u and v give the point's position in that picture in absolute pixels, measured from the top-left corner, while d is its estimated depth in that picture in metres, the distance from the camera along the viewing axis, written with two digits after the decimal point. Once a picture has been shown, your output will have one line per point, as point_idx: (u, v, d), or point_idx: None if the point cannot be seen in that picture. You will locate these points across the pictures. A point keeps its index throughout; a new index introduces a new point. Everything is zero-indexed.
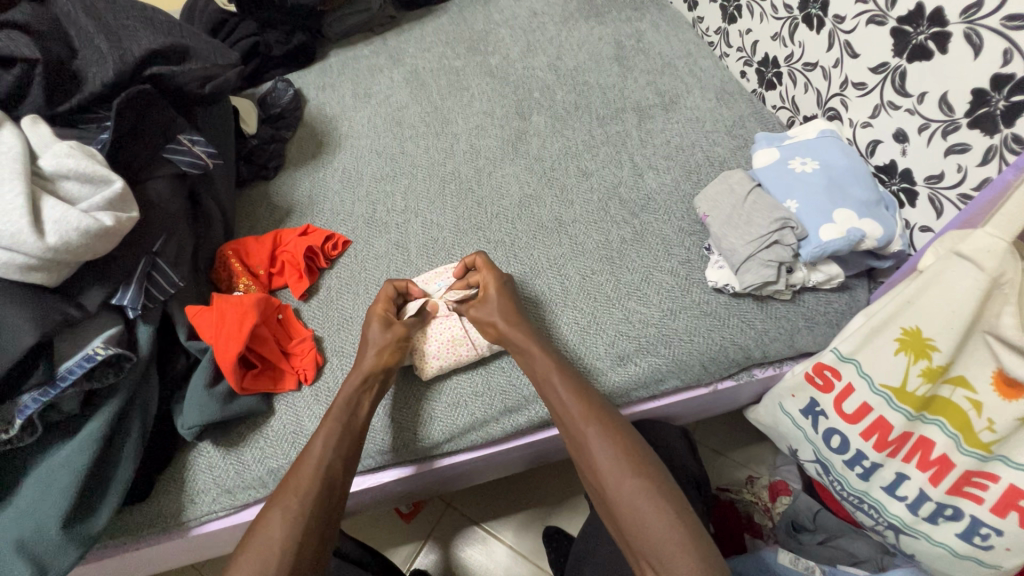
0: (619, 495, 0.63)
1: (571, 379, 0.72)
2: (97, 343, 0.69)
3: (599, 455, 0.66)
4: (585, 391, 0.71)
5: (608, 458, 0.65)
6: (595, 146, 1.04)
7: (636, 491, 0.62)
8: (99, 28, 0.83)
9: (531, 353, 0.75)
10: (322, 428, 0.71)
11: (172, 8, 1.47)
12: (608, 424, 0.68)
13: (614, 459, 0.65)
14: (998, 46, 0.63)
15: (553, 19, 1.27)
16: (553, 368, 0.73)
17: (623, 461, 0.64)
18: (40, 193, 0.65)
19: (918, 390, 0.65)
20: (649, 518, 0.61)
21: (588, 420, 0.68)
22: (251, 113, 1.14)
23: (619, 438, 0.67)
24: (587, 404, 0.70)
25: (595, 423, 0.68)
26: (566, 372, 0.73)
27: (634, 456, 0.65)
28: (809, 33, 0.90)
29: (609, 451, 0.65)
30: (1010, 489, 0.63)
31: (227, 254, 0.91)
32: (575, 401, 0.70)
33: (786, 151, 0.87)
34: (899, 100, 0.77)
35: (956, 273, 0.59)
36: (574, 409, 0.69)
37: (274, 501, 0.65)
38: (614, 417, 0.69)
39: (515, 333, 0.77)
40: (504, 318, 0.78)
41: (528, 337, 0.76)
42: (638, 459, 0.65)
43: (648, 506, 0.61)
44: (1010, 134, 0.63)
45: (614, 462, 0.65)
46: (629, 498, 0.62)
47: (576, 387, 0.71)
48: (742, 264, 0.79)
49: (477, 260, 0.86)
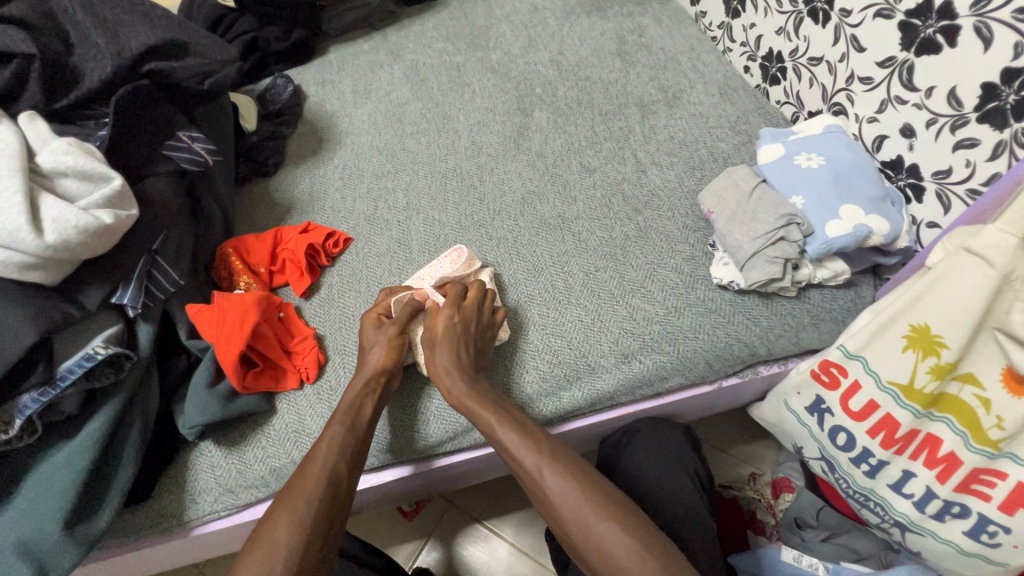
0: (587, 542, 0.61)
1: (519, 427, 0.69)
2: (97, 342, 0.68)
3: (560, 503, 0.63)
4: (539, 438, 0.69)
5: (571, 504, 0.63)
6: (598, 142, 1.03)
7: (604, 534, 0.60)
8: (96, 24, 0.82)
9: (472, 406, 0.71)
10: (327, 430, 0.70)
11: (169, 3, 1.45)
12: (565, 468, 0.65)
13: (576, 506, 0.62)
14: (1009, 39, 0.62)
15: (554, 14, 1.26)
16: (495, 420, 0.70)
17: (585, 506, 0.62)
18: (38, 190, 0.64)
19: (926, 387, 0.65)
20: (621, 559, 0.58)
21: (543, 468, 0.65)
22: (251, 109, 1.13)
23: (578, 481, 0.64)
24: (539, 452, 0.67)
25: (550, 470, 0.65)
26: (511, 422, 0.70)
27: (595, 497, 0.63)
28: (815, 27, 0.89)
29: (569, 497, 0.63)
30: (1020, 486, 0.62)
31: (227, 252, 0.91)
32: (525, 451, 0.67)
33: (791, 147, 0.86)
34: (906, 94, 0.76)
35: (966, 270, 0.58)
36: (526, 459, 0.67)
37: (281, 503, 0.64)
38: (569, 460, 0.67)
39: (453, 386, 0.74)
40: (445, 365, 0.75)
41: (467, 387, 0.73)
42: (601, 500, 0.63)
43: (619, 546, 0.59)
44: (1020, 129, 0.63)
45: (576, 509, 0.62)
46: (599, 542, 0.60)
47: (524, 437, 0.68)
48: (747, 261, 0.78)
49: (449, 286, 0.83)
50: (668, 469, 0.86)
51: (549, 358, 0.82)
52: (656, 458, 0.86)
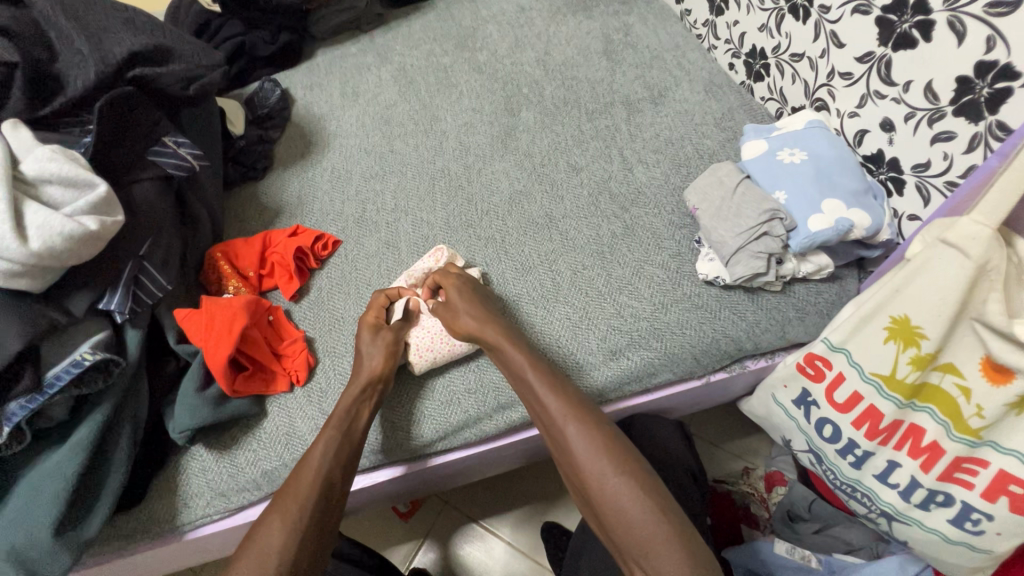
0: (601, 495, 0.62)
1: (548, 376, 0.70)
2: (84, 349, 0.69)
3: (581, 455, 0.64)
4: (564, 387, 0.69)
5: (589, 457, 0.63)
6: (584, 141, 1.04)
7: (622, 493, 0.61)
8: (79, 31, 0.82)
9: (506, 351, 0.73)
10: (322, 435, 0.70)
11: (155, 9, 1.45)
12: (589, 420, 0.66)
13: (596, 458, 0.63)
14: (982, 33, 0.63)
15: (540, 14, 1.26)
16: (527, 366, 0.71)
17: (604, 459, 0.63)
18: (21, 197, 0.64)
19: (908, 378, 0.66)
20: (633, 516, 0.59)
21: (567, 418, 0.66)
22: (239, 115, 1.15)
23: (601, 434, 0.65)
24: (566, 401, 0.68)
25: (575, 421, 0.66)
26: (542, 369, 0.71)
27: (616, 452, 0.63)
28: (796, 24, 0.90)
29: (590, 449, 0.64)
30: (1001, 474, 0.63)
31: (216, 257, 0.91)
32: (552, 400, 0.68)
33: (774, 142, 0.87)
34: (885, 89, 0.77)
35: (942, 261, 0.59)
36: (552, 407, 0.67)
37: (273, 509, 0.64)
38: (594, 414, 0.67)
39: (485, 333, 0.75)
40: (469, 318, 0.77)
41: (500, 333, 0.75)
42: (622, 456, 0.63)
43: (633, 504, 0.60)
44: (995, 122, 0.64)
45: (595, 461, 0.63)
46: (613, 497, 0.61)
47: (553, 385, 0.69)
48: (732, 256, 0.79)
49: (435, 275, 0.85)
50: (658, 464, 0.87)
51: (558, 324, 0.84)
52: (647, 454, 0.87)
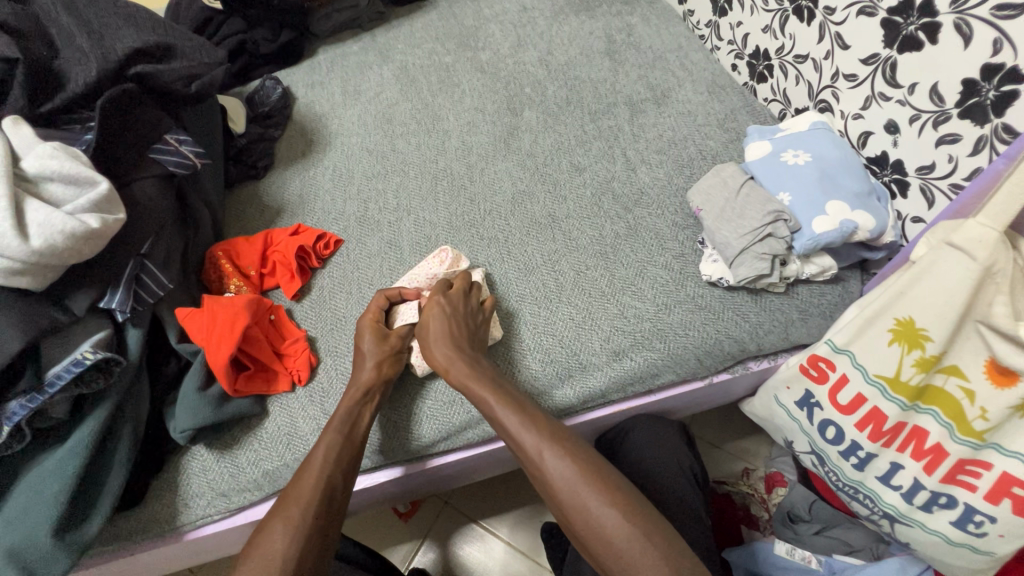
0: (584, 524, 0.61)
1: (519, 408, 0.69)
2: (85, 348, 0.68)
3: (559, 485, 0.63)
4: (535, 417, 0.69)
5: (568, 488, 0.63)
6: (588, 141, 1.03)
7: (603, 519, 0.60)
8: (80, 26, 0.82)
9: (474, 385, 0.71)
10: (322, 439, 0.70)
11: (155, 6, 1.45)
12: (565, 449, 0.65)
13: (575, 489, 0.63)
14: (989, 36, 0.63)
15: (543, 13, 1.26)
16: (496, 401, 0.69)
17: (583, 489, 0.62)
18: (23, 195, 0.63)
19: (912, 380, 0.66)
20: (618, 542, 0.59)
21: (542, 449, 0.66)
22: (237, 110, 1.14)
23: (577, 463, 0.64)
24: (540, 434, 0.67)
25: (550, 452, 0.65)
26: (512, 402, 0.70)
27: (595, 480, 0.63)
28: (800, 25, 0.90)
29: (568, 479, 0.63)
30: (1004, 476, 0.63)
31: (217, 256, 0.90)
32: (525, 432, 0.67)
33: (778, 144, 0.87)
34: (890, 91, 0.77)
35: (949, 264, 0.59)
36: (526, 441, 0.67)
37: (275, 512, 0.63)
38: (569, 441, 0.67)
39: (455, 366, 0.74)
40: (440, 349, 0.75)
41: (468, 367, 0.73)
42: (599, 482, 0.63)
43: (615, 530, 0.60)
44: (1001, 124, 0.63)
45: (574, 492, 0.63)
46: (597, 525, 0.61)
47: (525, 419, 0.68)
48: (736, 257, 0.79)
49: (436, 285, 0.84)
50: (661, 466, 0.87)
51: (544, 343, 0.83)
52: (650, 454, 0.87)
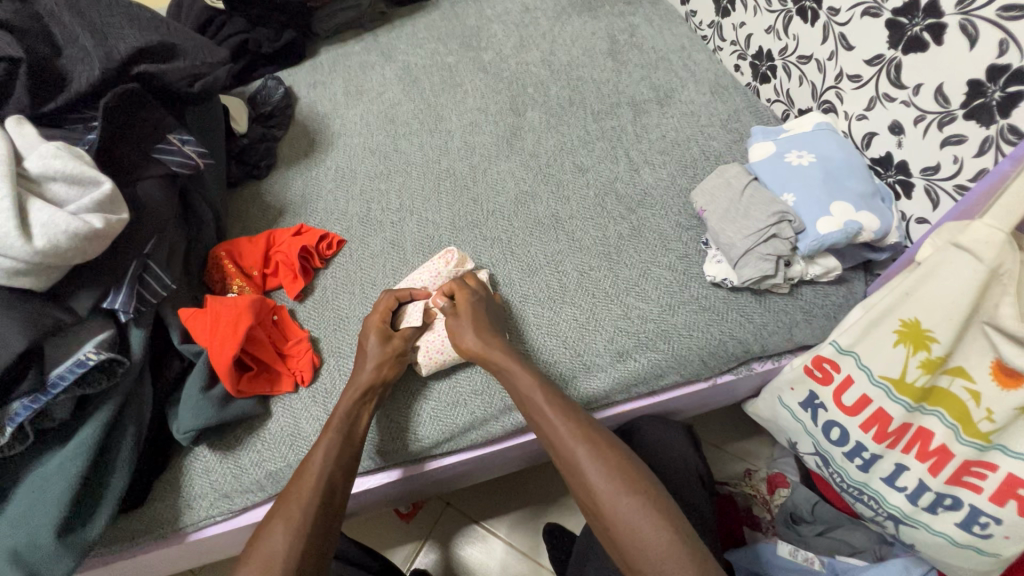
0: (613, 513, 0.61)
1: (556, 397, 0.70)
2: (88, 349, 0.68)
3: (591, 474, 0.63)
4: (571, 408, 0.69)
5: (601, 476, 0.63)
6: (591, 141, 1.03)
7: (633, 510, 0.60)
8: (83, 26, 0.81)
9: (512, 372, 0.72)
10: (322, 439, 0.70)
11: (158, 6, 1.44)
12: (599, 440, 0.66)
13: (607, 477, 0.63)
14: (995, 37, 0.63)
15: (545, 14, 1.26)
16: (536, 388, 0.70)
17: (616, 478, 0.62)
18: (26, 195, 0.63)
19: (917, 381, 0.66)
20: (645, 533, 0.59)
21: (577, 437, 0.66)
22: (240, 112, 1.12)
23: (611, 454, 0.65)
24: (576, 422, 0.67)
25: (585, 441, 0.65)
26: (550, 391, 0.70)
27: (627, 471, 0.63)
28: (804, 26, 0.89)
29: (601, 469, 0.63)
30: (1009, 478, 0.63)
31: (219, 256, 0.90)
32: (561, 420, 0.67)
33: (782, 145, 0.86)
34: (894, 92, 0.77)
35: (955, 265, 0.59)
36: (561, 427, 0.67)
37: (276, 513, 0.63)
38: (602, 433, 0.67)
39: (491, 353, 0.74)
40: (476, 336, 0.76)
41: (506, 356, 0.74)
42: (631, 474, 0.63)
43: (644, 522, 0.60)
44: (1006, 126, 0.63)
45: (607, 480, 0.63)
46: (625, 515, 0.60)
47: (563, 407, 0.69)
48: (740, 258, 0.79)
49: (451, 283, 0.84)
50: (665, 468, 0.87)
51: (562, 340, 0.83)
52: (653, 455, 0.87)
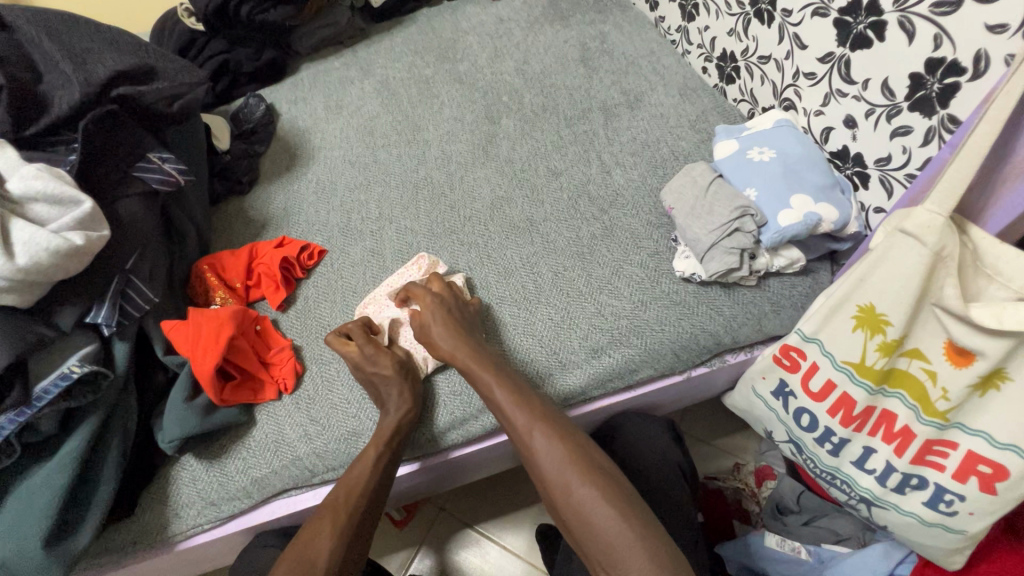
0: (568, 504, 0.64)
1: (515, 390, 0.72)
2: (72, 362, 0.70)
3: (546, 466, 0.66)
4: (529, 398, 0.71)
5: (555, 468, 0.66)
6: (564, 146, 1.06)
7: (585, 501, 0.63)
8: (63, 52, 0.85)
9: (472, 368, 0.74)
10: (372, 448, 0.73)
11: (139, 30, 1.49)
12: (554, 431, 0.68)
13: (561, 469, 0.65)
14: (929, 32, 0.66)
15: (519, 25, 1.29)
16: (494, 384, 0.72)
17: (568, 469, 0.65)
18: (8, 215, 0.65)
19: (876, 364, 0.68)
20: (598, 523, 0.62)
21: (532, 430, 0.68)
22: (224, 129, 1.15)
23: (565, 444, 0.67)
24: (532, 413, 0.70)
25: (540, 433, 0.68)
26: (509, 385, 0.72)
27: (581, 463, 0.65)
28: (761, 27, 0.93)
29: (554, 459, 0.66)
30: (969, 454, 0.66)
31: (203, 270, 0.92)
32: (517, 412, 0.69)
33: (744, 142, 0.89)
34: (846, 87, 0.80)
35: (903, 250, 0.61)
36: (518, 420, 0.69)
37: (321, 515, 0.68)
38: (560, 424, 0.69)
39: (456, 352, 0.76)
40: (443, 338, 0.78)
41: (469, 354, 0.76)
42: (585, 466, 0.65)
43: (595, 512, 0.62)
44: (947, 115, 0.66)
45: (561, 471, 0.65)
46: (579, 505, 0.63)
47: (519, 399, 0.71)
48: (706, 253, 0.81)
49: (411, 286, 0.85)
50: (647, 464, 0.88)
51: (532, 340, 0.85)
52: (634, 450, 0.89)
